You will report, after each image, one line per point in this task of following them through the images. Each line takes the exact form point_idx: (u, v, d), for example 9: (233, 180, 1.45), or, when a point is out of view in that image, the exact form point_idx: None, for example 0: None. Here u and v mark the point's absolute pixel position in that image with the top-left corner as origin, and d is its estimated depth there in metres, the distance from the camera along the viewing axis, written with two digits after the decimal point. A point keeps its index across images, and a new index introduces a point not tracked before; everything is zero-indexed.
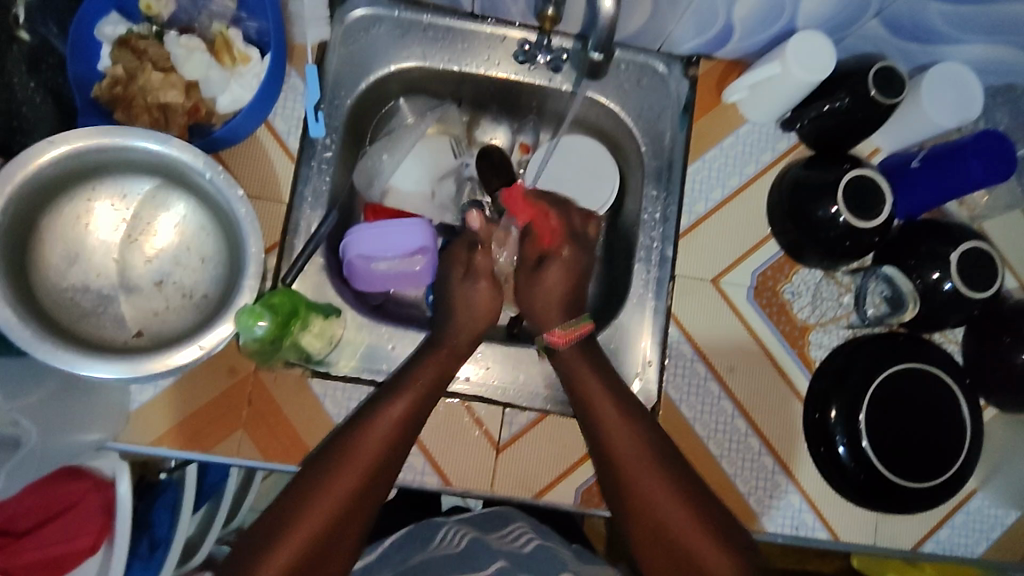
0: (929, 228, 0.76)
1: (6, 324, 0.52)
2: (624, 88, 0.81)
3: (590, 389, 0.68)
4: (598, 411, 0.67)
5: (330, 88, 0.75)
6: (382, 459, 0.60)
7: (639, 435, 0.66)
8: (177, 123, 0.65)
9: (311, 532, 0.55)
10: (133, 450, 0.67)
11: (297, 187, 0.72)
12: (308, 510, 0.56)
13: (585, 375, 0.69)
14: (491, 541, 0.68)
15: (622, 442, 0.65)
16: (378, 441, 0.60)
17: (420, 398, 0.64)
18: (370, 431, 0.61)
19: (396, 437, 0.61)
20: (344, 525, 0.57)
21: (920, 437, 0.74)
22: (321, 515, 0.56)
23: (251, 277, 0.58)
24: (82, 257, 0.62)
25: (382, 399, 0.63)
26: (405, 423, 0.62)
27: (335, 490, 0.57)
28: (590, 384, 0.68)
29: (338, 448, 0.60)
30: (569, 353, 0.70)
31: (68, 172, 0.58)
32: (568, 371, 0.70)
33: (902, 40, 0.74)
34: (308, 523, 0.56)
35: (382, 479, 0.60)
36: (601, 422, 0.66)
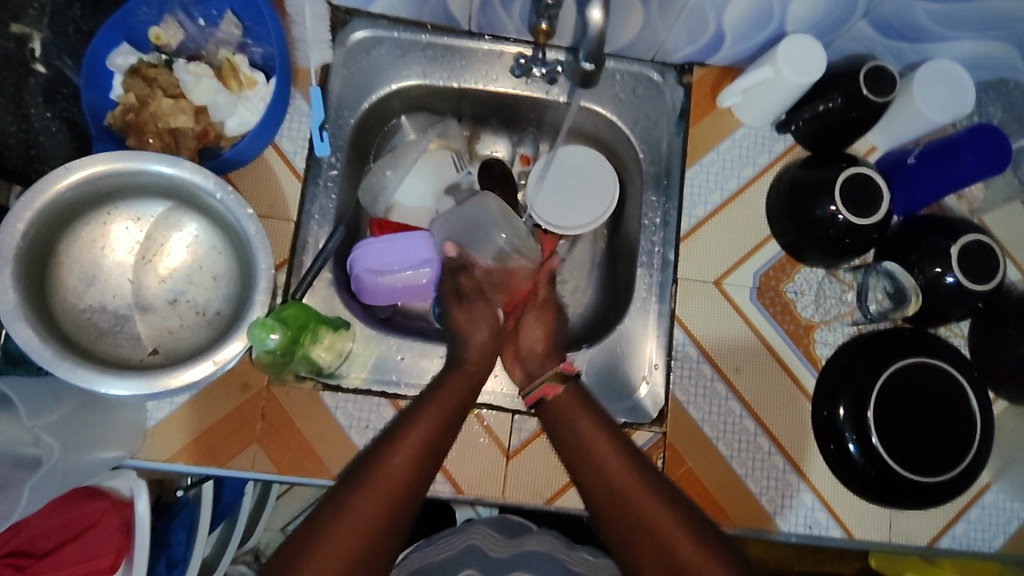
0: (928, 224, 0.76)
1: (27, 344, 0.54)
2: (620, 98, 0.83)
3: (578, 421, 0.67)
4: (584, 436, 0.66)
5: (334, 108, 0.77)
6: (420, 472, 0.61)
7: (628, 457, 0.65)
8: (187, 147, 0.68)
9: (352, 543, 0.56)
10: (149, 466, 0.68)
11: (305, 206, 0.74)
12: (348, 517, 0.57)
13: (575, 413, 0.68)
14: (492, 549, 0.68)
15: (608, 457, 0.65)
16: (407, 456, 0.61)
17: (444, 416, 0.65)
18: (406, 442, 0.61)
19: (425, 453, 0.62)
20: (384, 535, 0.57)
21: (929, 430, 0.74)
22: (354, 531, 0.56)
23: (262, 293, 0.60)
24: (99, 278, 0.64)
25: (413, 414, 0.64)
26: (439, 435, 0.63)
27: (371, 496, 0.58)
28: (580, 416, 0.68)
29: (373, 460, 0.60)
30: (562, 401, 0.69)
31: (85, 198, 0.60)
32: (556, 419, 0.69)
33: (892, 40, 0.75)
34: (340, 538, 0.56)
35: (419, 489, 0.60)
36: (588, 452, 0.65)
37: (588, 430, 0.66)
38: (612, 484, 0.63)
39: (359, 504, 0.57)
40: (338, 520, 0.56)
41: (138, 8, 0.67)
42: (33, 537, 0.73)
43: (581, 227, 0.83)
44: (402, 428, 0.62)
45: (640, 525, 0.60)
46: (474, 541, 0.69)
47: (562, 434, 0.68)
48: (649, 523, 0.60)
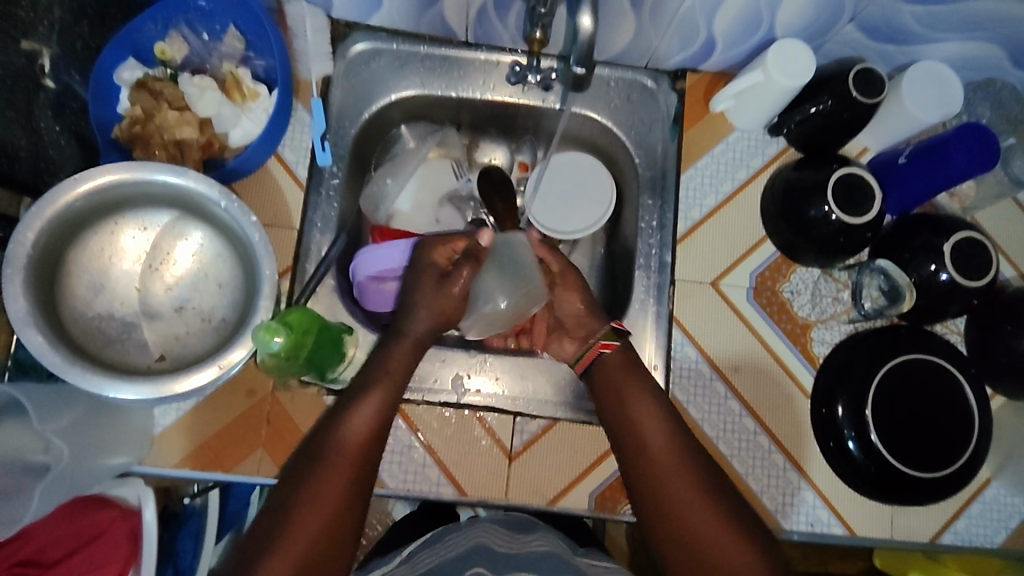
0: (921, 222, 0.77)
1: (38, 351, 0.56)
2: (615, 104, 0.84)
3: (628, 391, 0.67)
4: (634, 411, 0.66)
5: (336, 119, 0.79)
6: (359, 472, 0.61)
7: (671, 443, 0.64)
8: (192, 157, 0.69)
9: (304, 531, 0.57)
10: (156, 472, 0.69)
11: (307, 214, 0.76)
12: (297, 513, 0.58)
13: (620, 374, 0.68)
14: (498, 544, 0.66)
15: (656, 442, 0.64)
16: (353, 443, 0.61)
17: (385, 397, 0.64)
18: (347, 436, 0.61)
19: (368, 439, 0.62)
20: (332, 538, 0.58)
21: (927, 427, 0.74)
22: (309, 520, 0.58)
23: (266, 298, 0.61)
24: (107, 286, 0.65)
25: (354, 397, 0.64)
26: (373, 432, 0.62)
27: (314, 501, 0.58)
28: (625, 386, 0.67)
29: (313, 465, 0.60)
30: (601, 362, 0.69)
31: (94, 207, 0.61)
32: (600, 376, 0.69)
33: (880, 43, 0.77)
34: (292, 528, 0.57)
35: (356, 493, 0.60)
36: (635, 429, 0.65)
37: (635, 403, 0.66)
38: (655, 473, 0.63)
39: (302, 509, 0.58)
40: (286, 526, 0.57)
41: (144, 24, 0.69)
42: (44, 545, 0.74)
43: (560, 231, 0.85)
44: (338, 428, 0.62)
45: (681, 525, 0.61)
46: (481, 537, 0.68)
47: (605, 397, 0.68)
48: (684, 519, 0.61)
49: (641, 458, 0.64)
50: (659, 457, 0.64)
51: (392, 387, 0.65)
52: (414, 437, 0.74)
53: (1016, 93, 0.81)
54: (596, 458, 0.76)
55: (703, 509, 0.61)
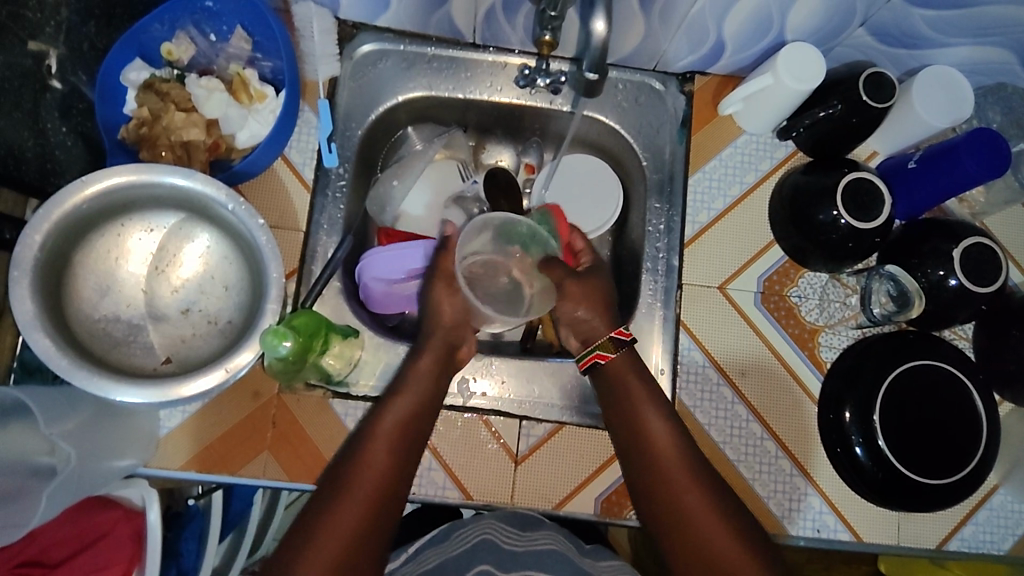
0: (930, 227, 0.77)
1: (45, 354, 0.55)
2: (623, 106, 0.84)
3: (639, 397, 0.67)
4: (646, 419, 0.66)
5: (342, 120, 0.79)
6: (384, 483, 0.60)
7: (671, 433, 0.65)
8: (199, 159, 0.69)
9: (337, 535, 0.56)
10: (161, 474, 0.69)
11: (314, 216, 0.75)
12: (330, 518, 0.57)
13: (630, 380, 0.68)
14: (505, 542, 0.66)
15: (672, 450, 0.64)
16: (383, 446, 0.62)
17: (413, 409, 0.65)
18: (374, 438, 0.62)
19: (396, 444, 0.62)
20: (357, 551, 0.56)
21: (934, 434, 0.74)
22: (341, 526, 0.57)
23: (273, 301, 0.61)
24: (114, 288, 0.65)
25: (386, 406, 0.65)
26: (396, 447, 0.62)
27: (339, 514, 0.57)
28: (636, 388, 0.68)
29: (338, 480, 0.59)
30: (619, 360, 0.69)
31: (101, 209, 0.61)
32: (611, 381, 0.69)
33: (890, 47, 0.76)
34: (326, 533, 0.56)
35: (383, 507, 0.59)
36: (649, 438, 0.65)
37: (648, 413, 0.66)
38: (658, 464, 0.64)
39: (328, 522, 0.57)
40: (313, 538, 0.56)
41: (151, 25, 0.68)
42: (46, 546, 0.73)
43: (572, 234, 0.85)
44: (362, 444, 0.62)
45: (680, 516, 0.61)
46: (488, 534, 0.67)
47: (617, 404, 0.68)
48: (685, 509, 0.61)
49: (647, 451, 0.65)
50: (673, 462, 0.64)
51: (416, 406, 0.65)
52: None
53: None
54: (603, 462, 0.75)
55: (703, 500, 0.61)
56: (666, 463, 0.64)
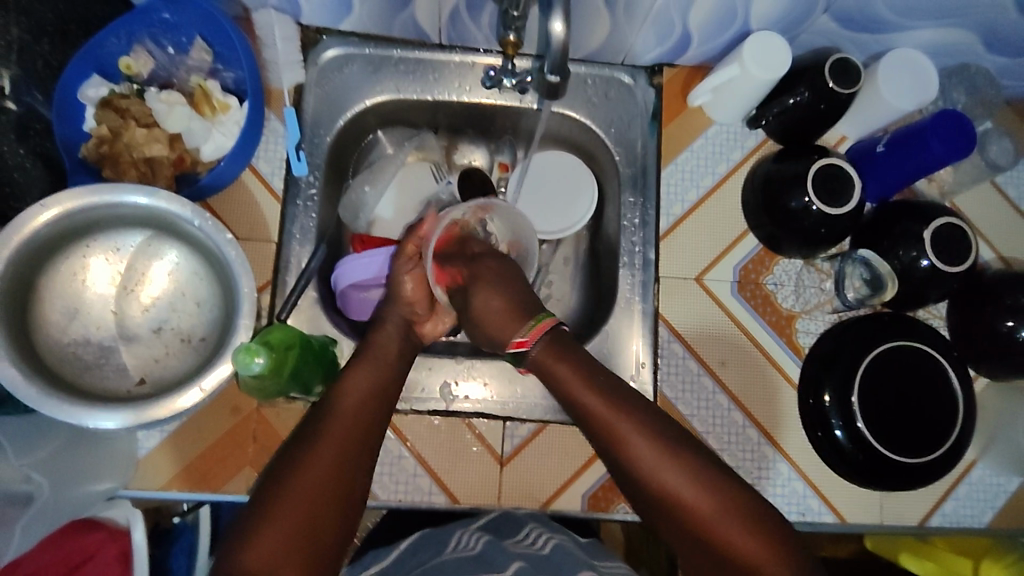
0: (901, 208, 0.78)
1: (11, 384, 0.54)
2: (593, 101, 0.84)
3: (573, 384, 0.61)
4: (591, 408, 0.60)
5: (309, 127, 0.77)
6: (346, 460, 0.58)
7: (633, 412, 0.60)
8: (164, 174, 0.67)
9: (303, 503, 0.55)
10: (143, 496, 0.69)
11: (285, 226, 0.74)
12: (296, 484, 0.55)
13: (559, 369, 0.61)
14: (508, 544, 0.66)
15: (629, 436, 0.58)
16: (349, 414, 0.61)
17: (378, 373, 0.65)
18: (337, 408, 0.61)
19: (364, 412, 0.62)
20: (316, 533, 0.54)
21: (901, 402, 0.75)
22: (303, 495, 0.55)
23: (246, 317, 0.60)
24: (82, 311, 0.63)
25: (346, 375, 0.64)
26: (360, 421, 0.61)
27: (299, 487, 0.55)
28: (563, 373, 0.61)
29: (295, 457, 0.57)
30: (534, 349, 0.63)
31: (63, 231, 0.60)
32: (544, 373, 0.63)
33: (854, 32, 0.77)
34: (289, 503, 0.54)
35: (343, 488, 0.57)
36: (598, 419, 0.60)
37: (593, 402, 0.60)
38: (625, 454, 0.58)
39: (286, 495, 0.55)
40: (271, 513, 0.54)
41: (107, 39, 0.67)
42: None
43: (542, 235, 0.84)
44: (324, 420, 0.60)
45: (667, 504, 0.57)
46: (490, 537, 0.67)
47: (561, 395, 0.62)
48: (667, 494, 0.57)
49: (605, 438, 0.59)
50: (637, 444, 0.58)
51: (378, 391, 0.64)
52: (404, 446, 0.74)
53: (990, 77, 0.82)
54: (587, 459, 0.76)
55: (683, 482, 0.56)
56: (610, 425, 0.59)
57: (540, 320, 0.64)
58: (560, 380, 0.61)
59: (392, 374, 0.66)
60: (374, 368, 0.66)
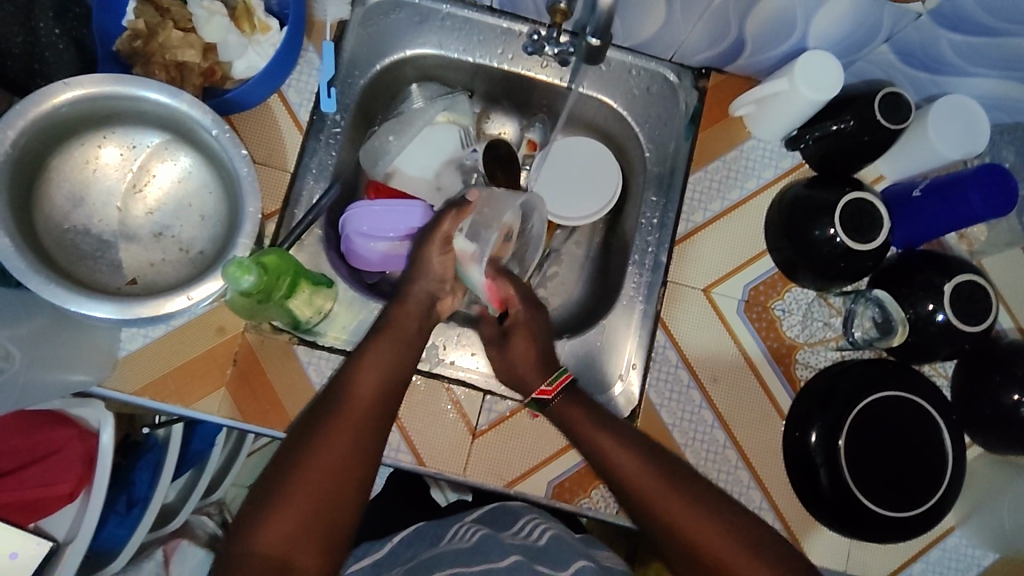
0: (926, 258, 0.76)
1: (2, 252, 0.54)
2: (633, 93, 0.82)
3: (586, 428, 0.65)
4: (625, 468, 0.63)
5: (346, 66, 0.77)
6: (355, 446, 0.58)
7: (639, 452, 0.63)
8: (192, 83, 0.68)
9: (312, 494, 0.55)
10: (115, 396, 0.68)
11: (304, 158, 0.74)
12: (305, 471, 0.55)
13: (589, 435, 0.65)
14: (505, 539, 0.67)
15: (655, 489, 0.61)
16: (363, 403, 0.60)
17: (395, 355, 0.64)
18: (350, 399, 0.60)
19: (378, 401, 0.61)
20: (329, 512, 0.55)
21: (902, 475, 0.73)
22: (312, 486, 0.55)
23: (246, 236, 0.60)
24: (87, 200, 0.63)
25: (358, 363, 0.63)
26: (369, 405, 0.61)
27: (311, 470, 0.56)
28: (576, 414, 0.67)
29: (305, 444, 0.57)
30: (559, 401, 0.68)
31: (82, 116, 0.59)
32: (564, 422, 0.67)
33: (912, 69, 0.74)
34: (298, 493, 0.54)
35: (354, 470, 0.57)
36: (607, 460, 0.64)
37: (626, 458, 0.63)
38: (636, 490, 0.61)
39: (300, 477, 0.55)
40: (286, 490, 0.55)
41: None
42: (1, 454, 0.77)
43: (558, 217, 0.83)
44: (336, 409, 0.60)
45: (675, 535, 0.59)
46: (486, 531, 0.68)
47: (594, 458, 0.65)
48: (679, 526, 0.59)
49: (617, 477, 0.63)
50: (662, 496, 0.60)
51: (394, 377, 0.63)
52: None
53: None
54: (559, 448, 0.74)
55: (694, 516, 0.59)
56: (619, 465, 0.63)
57: (559, 374, 0.68)
58: (581, 429, 0.66)
59: (408, 353, 0.65)
60: (388, 354, 0.64)
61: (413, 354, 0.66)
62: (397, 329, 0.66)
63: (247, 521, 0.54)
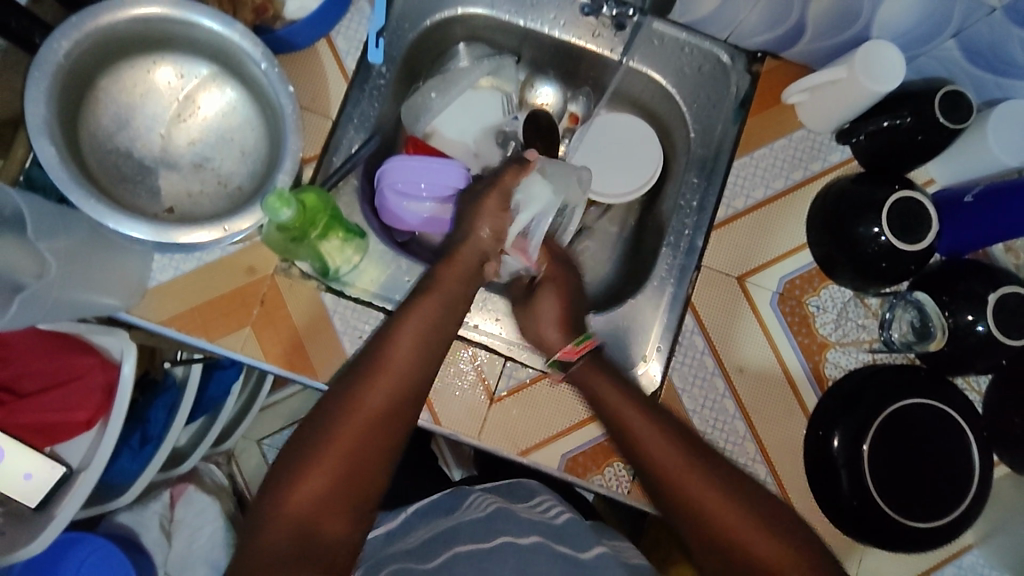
0: (973, 268, 0.73)
1: (48, 163, 0.54)
2: (684, 71, 0.81)
3: (607, 399, 0.67)
4: (645, 441, 0.63)
5: (396, 19, 0.76)
6: (391, 410, 0.58)
7: (655, 425, 0.64)
8: (243, 17, 0.68)
9: (341, 456, 0.55)
10: (142, 324, 0.69)
11: (346, 107, 0.74)
12: (337, 430, 0.56)
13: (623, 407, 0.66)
14: (522, 513, 0.67)
15: (669, 462, 0.61)
16: (403, 358, 0.60)
17: (436, 315, 0.63)
18: (388, 356, 0.60)
19: (416, 362, 0.60)
20: (358, 477, 0.56)
21: (925, 487, 0.71)
22: (344, 446, 0.55)
23: (286, 172, 0.59)
24: (132, 124, 0.64)
25: (399, 318, 0.62)
26: (408, 363, 0.60)
27: (347, 428, 0.56)
28: (602, 387, 0.68)
29: (340, 401, 0.57)
30: (581, 367, 0.70)
31: (135, 37, 0.59)
32: (585, 389, 0.69)
33: (978, 68, 0.72)
34: (330, 452, 0.55)
35: (385, 438, 0.57)
36: (620, 425, 0.65)
37: (645, 431, 0.64)
38: (647, 456, 0.62)
39: (333, 437, 0.56)
40: (319, 449, 0.55)
41: None
42: (20, 377, 0.77)
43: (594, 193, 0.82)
44: (373, 364, 0.59)
45: (687, 505, 0.59)
46: (501, 504, 0.67)
47: (612, 427, 0.66)
48: (685, 493, 0.60)
49: (637, 448, 0.63)
50: (677, 473, 0.61)
51: (434, 334, 0.62)
52: None
53: None
54: (576, 423, 0.73)
55: (700, 485, 0.59)
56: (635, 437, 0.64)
57: (582, 340, 0.71)
58: (603, 400, 0.67)
59: (450, 314, 0.64)
60: (432, 312, 0.63)
61: (456, 317, 0.65)
62: (441, 291, 0.65)
63: (280, 474, 0.55)
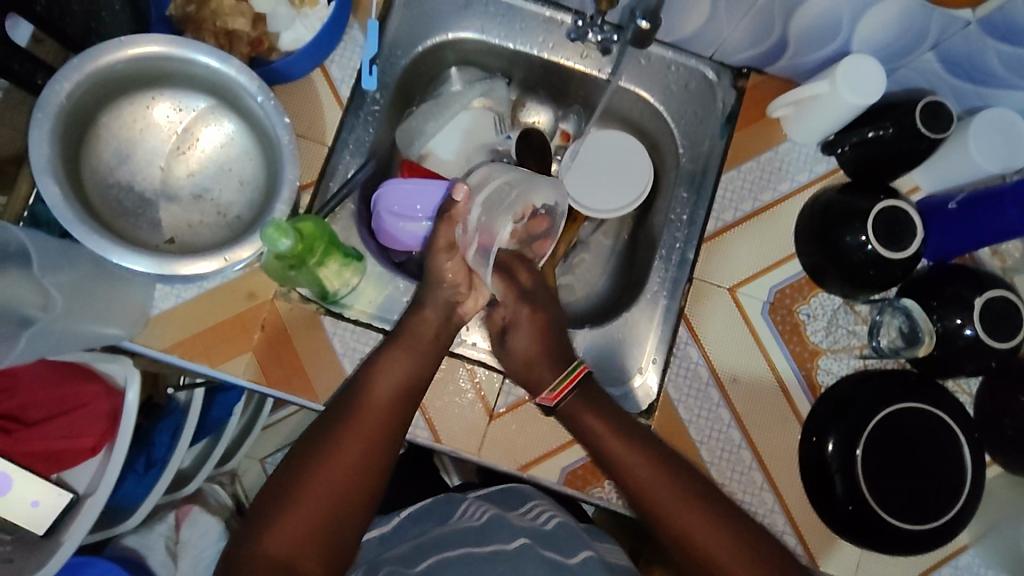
0: (959, 273, 0.75)
1: (52, 201, 0.56)
2: (670, 89, 0.82)
3: (598, 428, 0.67)
4: (637, 474, 0.64)
5: (388, 46, 0.78)
6: (363, 459, 0.60)
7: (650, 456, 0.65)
8: (239, 51, 0.69)
9: (318, 501, 0.57)
10: (146, 352, 0.70)
11: (342, 134, 0.75)
12: (310, 481, 0.58)
13: (625, 452, 0.65)
14: (514, 519, 0.69)
15: (663, 494, 0.63)
16: (378, 405, 0.62)
17: (414, 363, 0.65)
18: (367, 403, 0.62)
19: (391, 409, 0.63)
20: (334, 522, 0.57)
21: (918, 489, 0.72)
22: (322, 492, 0.57)
23: (284, 202, 0.61)
24: (132, 158, 0.65)
25: (373, 365, 0.65)
26: (386, 408, 0.63)
27: (323, 477, 0.58)
28: (593, 421, 0.68)
29: (317, 449, 0.59)
30: (568, 403, 0.69)
31: (134, 75, 0.61)
32: (575, 422, 0.69)
33: (956, 79, 0.73)
34: (305, 499, 0.57)
35: (363, 482, 0.59)
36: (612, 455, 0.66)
37: (637, 466, 0.64)
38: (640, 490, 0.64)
39: (308, 486, 0.57)
40: (296, 496, 0.57)
41: None
42: (26, 405, 0.78)
43: (587, 208, 0.83)
44: (353, 410, 0.62)
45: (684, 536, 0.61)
46: (496, 511, 0.69)
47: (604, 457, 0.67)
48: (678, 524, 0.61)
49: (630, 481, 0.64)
50: (673, 505, 0.62)
51: (410, 381, 0.65)
52: None
53: None
54: (574, 436, 0.75)
55: (698, 516, 0.61)
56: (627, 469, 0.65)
57: (572, 368, 0.70)
58: (594, 430, 0.67)
59: (428, 361, 0.67)
60: (405, 360, 0.66)
61: (431, 363, 0.67)
62: (411, 340, 0.67)
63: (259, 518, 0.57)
